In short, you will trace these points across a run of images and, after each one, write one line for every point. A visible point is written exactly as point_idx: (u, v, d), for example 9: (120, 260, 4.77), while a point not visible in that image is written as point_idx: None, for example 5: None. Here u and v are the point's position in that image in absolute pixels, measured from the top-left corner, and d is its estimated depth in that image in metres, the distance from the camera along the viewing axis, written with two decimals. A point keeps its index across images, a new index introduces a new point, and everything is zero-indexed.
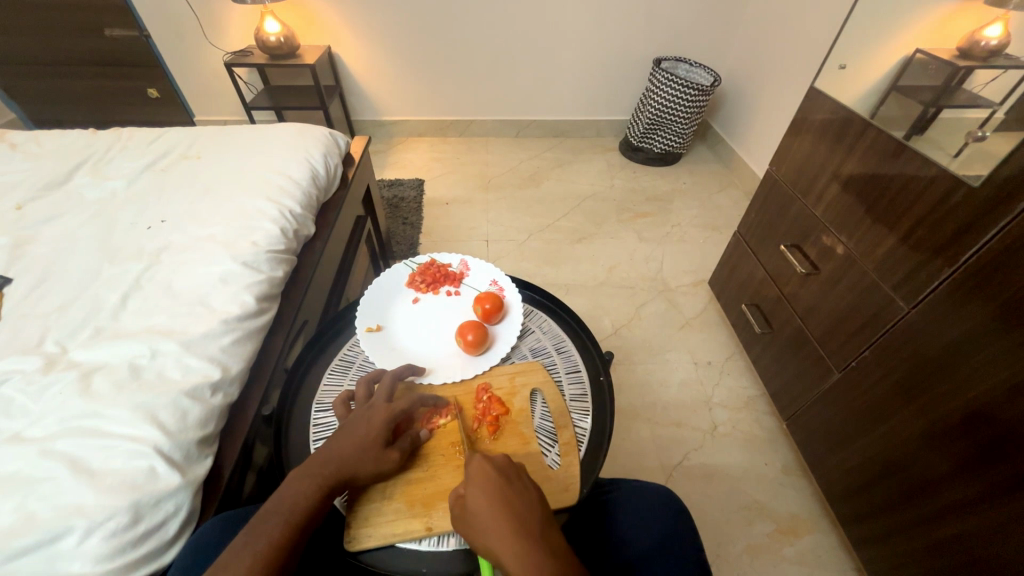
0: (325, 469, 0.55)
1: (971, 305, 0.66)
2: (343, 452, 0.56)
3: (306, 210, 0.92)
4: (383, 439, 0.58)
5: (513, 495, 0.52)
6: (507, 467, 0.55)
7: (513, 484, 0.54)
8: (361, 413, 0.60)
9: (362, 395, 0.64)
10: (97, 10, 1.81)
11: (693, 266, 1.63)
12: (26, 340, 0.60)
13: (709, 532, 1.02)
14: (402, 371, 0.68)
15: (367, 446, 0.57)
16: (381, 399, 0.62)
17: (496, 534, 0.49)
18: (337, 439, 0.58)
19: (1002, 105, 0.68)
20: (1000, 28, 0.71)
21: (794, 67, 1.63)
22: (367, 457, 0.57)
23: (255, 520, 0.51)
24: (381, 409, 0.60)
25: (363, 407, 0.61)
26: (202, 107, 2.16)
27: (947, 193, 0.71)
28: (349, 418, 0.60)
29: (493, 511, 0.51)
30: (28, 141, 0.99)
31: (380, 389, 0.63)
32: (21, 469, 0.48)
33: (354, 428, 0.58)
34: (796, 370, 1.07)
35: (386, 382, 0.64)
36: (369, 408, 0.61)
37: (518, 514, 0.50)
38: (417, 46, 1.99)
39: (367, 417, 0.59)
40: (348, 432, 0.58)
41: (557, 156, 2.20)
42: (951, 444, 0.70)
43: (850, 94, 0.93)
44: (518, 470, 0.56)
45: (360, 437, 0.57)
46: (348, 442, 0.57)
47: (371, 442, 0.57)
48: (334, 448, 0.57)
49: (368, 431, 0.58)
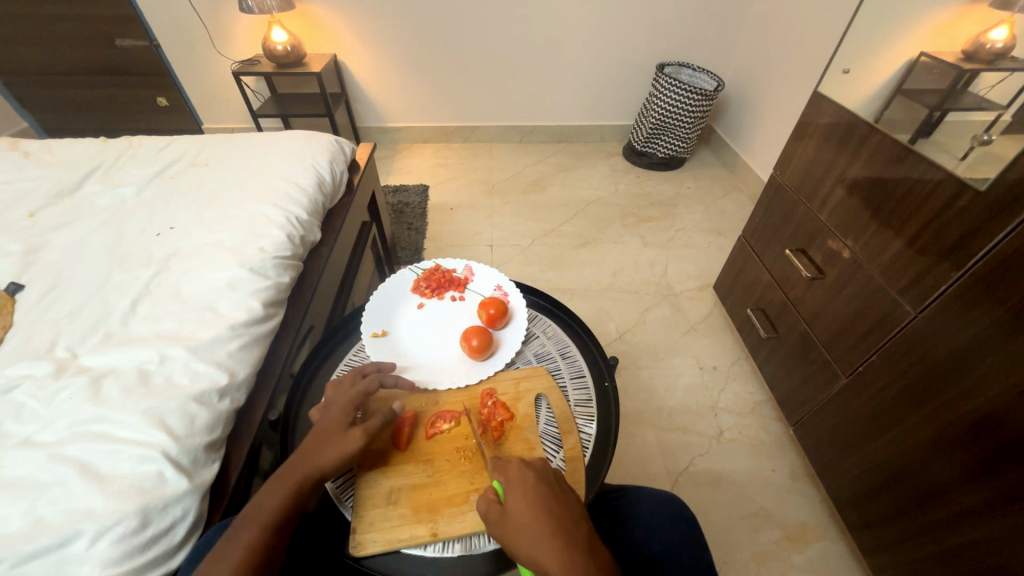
0: (293, 468, 0.56)
1: (979, 309, 0.66)
2: (305, 447, 0.57)
3: (313, 216, 0.93)
4: (342, 426, 0.59)
5: (556, 501, 0.53)
6: (548, 475, 0.56)
7: (555, 491, 0.54)
8: (323, 409, 0.62)
9: (329, 392, 0.65)
10: (108, 20, 1.84)
11: (697, 271, 1.63)
12: (37, 345, 0.61)
13: (716, 538, 1.01)
14: (366, 365, 0.69)
15: (326, 436, 0.58)
16: (337, 391, 0.64)
17: (536, 535, 0.49)
18: (302, 437, 0.59)
19: (1007, 108, 0.68)
20: (1005, 31, 0.71)
21: (798, 71, 1.63)
22: (327, 445, 0.57)
23: (233, 525, 0.52)
24: (336, 401, 0.62)
25: (328, 404, 0.62)
26: (209, 115, 2.19)
27: (953, 197, 0.70)
28: (314, 417, 0.62)
29: (534, 514, 0.51)
30: (40, 150, 1.01)
31: (338, 382, 0.65)
32: (31, 474, 0.49)
33: (317, 425, 0.60)
34: (802, 374, 1.07)
35: (346, 375, 0.66)
36: (329, 402, 0.62)
37: (557, 518, 0.51)
38: (422, 53, 2.01)
39: (326, 412, 0.61)
40: (311, 430, 0.60)
41: (561, 161, 2.21)
42: (961, 451, 0.69)
43: (855, 97, 0.93)
44: (556, 478, 0.56)
45: (320, 431, 0.59)
46: (310, 437, 0.58)
47: (333, 434, 0.58)
48: (299, 446, 0.58)
49: (327, 424, 0.59)
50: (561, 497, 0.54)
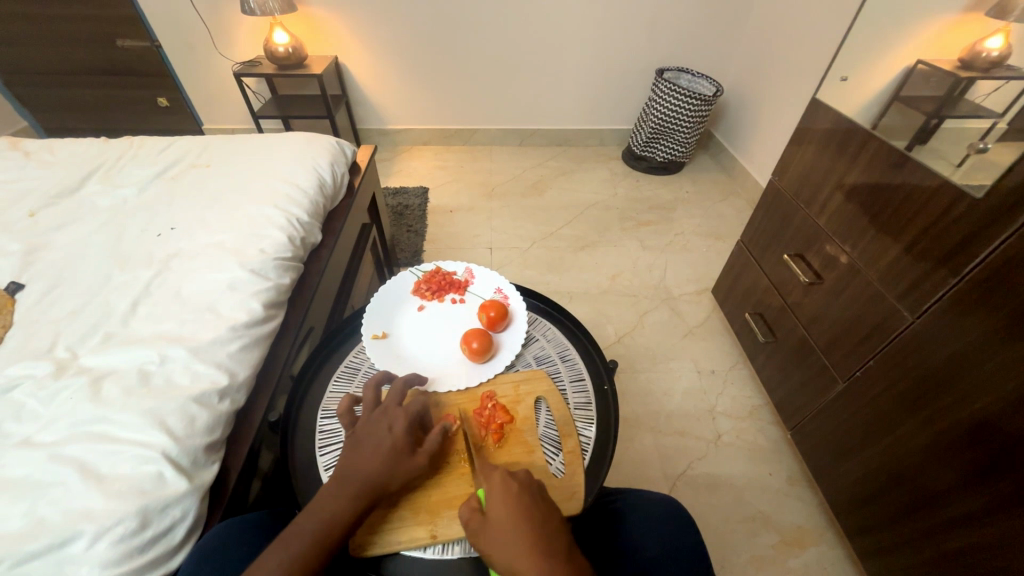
0: (350, 480, 0.55)
1: (976, 316, 0.67)
2: (370, 464, 0.56)
3: (314, 218, 0.93)
4: (409, 445, 0.59)
5: (535, 509, 0.53)
6: (530, 484, 0.56)
7: (537, 500, 0.54)
8: (378, 419, 0.61)
9: (371, 400, 0.64)
10: (110, 21, 1.85)
11: (695, 274, 1.63)
12: (37, 345, 0.61)
13: (714, 542, 1.01)
14: (410, 377, 0.68)
15: (394, 454, 0.57)
16: (394, 405, 0.63)
17: (517, 546, 0.50)
18: (362, 450, 0.57)
19: (1002, 116, 0.69)
20: (1001, 40, 0.73)
21: (796, 77, 1.65)
22: (394, 466, 0.57)
23: (287, 537, 0.51)
24: (398, 415, 0.61)
25: (376, 414, 0.61)
26: (210, 116, 2.20)
27: (949, 205, 0.71)
28: (364, 425, 0.60)
29: (515, 524, 0.51)
30: (41, 149, 1.01)
31: (392, 395, 0.64)
32: (29, 475, 0.49)
33: (377, 438, 0.58)
34: (800, 378, 1.07)
35: (397, 387, 0.65)
36: (385, 414, 0.61)
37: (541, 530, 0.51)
38: (423, 56, 2.02)
39: (387, 424, 0.60)
40: (371, 443, 0.58)
41: (560, 165, 2.21)
42: (958, 455, 0.69)
43: (852, 105, 0.94)
44: (540, 489, 0.56)
45: (387, 446, 0.58)
46: (375, 453, 0.57)
47: (398, 451, 0.58)
48: (361, 461, 0.56)
49: (392, 439, 0.58)
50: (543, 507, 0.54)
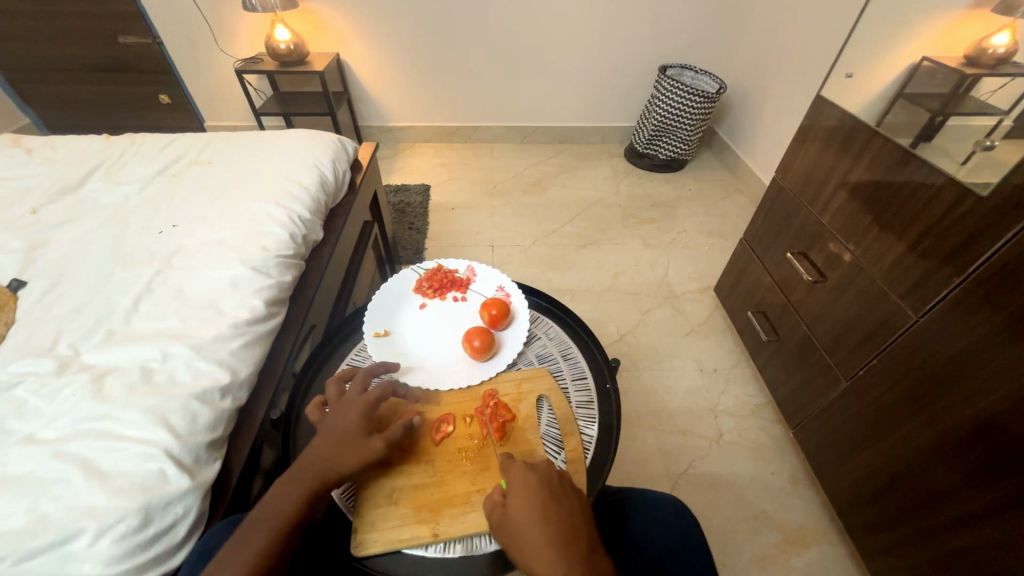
0: (303, 468, 0.56)
1: (980, 315, 0.66)
2: (322, 452, 0.57)
3: (315, 216, 0.93)
4: (363, 430, 0.59)
5: (554, 502, 0.53)
6: (551, 477, 0.56)
7: (556, 493, 0.54)
8: (335, 409, 0.61)
9: (336, 391, 0.64)
10: (112, 18, 1.85)
11: (698, 273, 1.63)
12: (40, 342, 0.61)
13: (715, 540, 1.01)
14: (375, 367, 0.68)
15: (345, 441, 0.58)
16: (354, 393, 0.63)
17: (534, 537, 0.50)
18: (316, 440, 0.58)
19: (1008, 114, 0.68)
20: (1007, 36, 0.71)
21: (800, 74, 1.64)
22: (347, 452, 0.57)
23: (243, 526, 0.52)
24: (353, 402, 0.61)
25: (336, 403, 0.62)
26: (212, 113, 2.19)
27: (953, 203, 0.71)
28: (325, 416, 0.61)
29: (534, 516, 0.52)
30: (43, 146, 1.01)
31: (353, 383, 0.64)
32: (33, 471, 0.49)
33: (333, 427, 0.59)
34: (802, 377, 1.07)
35: (359, 375, 0.65)
36: (343, 403, 0.62)
37: (558, 521, 0.51)
38: (425, 53, 2.01)
39: (342, 413, 0.60)
40: (324, 432, 0.59)
41: (562, 162, 2.21)
42: (962, 455, 0.69)
43: (857, 102, 0.93)
44: (560, 479, 0.56)
45: (338, 433, 0.58)
46: (326, 441, 0.58)
47: (350, 436, 0.58)
48: (315, 450, 0.57)
49: (344, 426, 0.59)
50: (563, 499, 0.54)
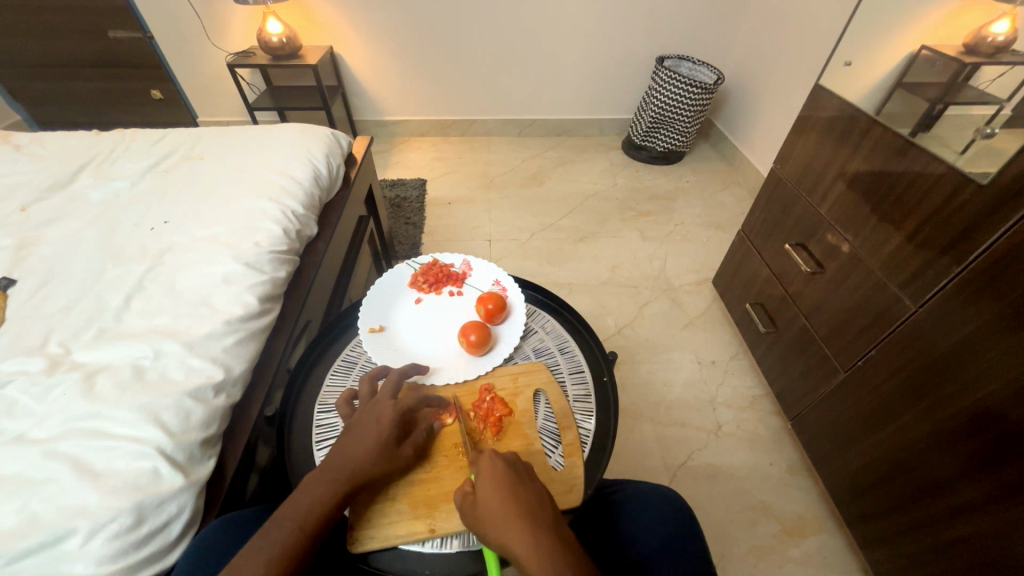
0: (332, 468, 0.55)
1: (979, 305, 0.66)
2: (355, 454, 0.56)
3: (309, 210, 0.92)
4: (395, 437, 0.58)
5: (521, 486, 0.52)
6: (516, 463, 0.55)
7: (522, 479, 0.53)
8: (368, 411, 0.60)
9: (367, 393, 0.64)
10: (101, 11, 1.82)
11: (696, 265, 1.62)
12: (30, 341, 0.60)
13: (714, 532, 1.01)
14: (407, 369, 0.68)
15: (378, 445, 0.57)
16: (386, 396, 0.62)
17: (503, 523, 0.49)
18: (349, 441, 0.57)
19: (1007, 102, 0.67)
20: (1006, 24, 0.70)
21: (798, 64, 1.62)
22: (379, 457, 0.56)
23: (268, 526, 0.50)
24: (388, 405, 0.60)
25: (368, 405, 0.61)
26: (205, 108, 2.17)
27: (953, 192, 0.70)
28: (356, 416, 0.60)
29: (502, 504, 0.50)
30: (32, 143, 0.99)
31: (385, 386, 0.63)
32: (24, 471, 0.48)
33: (364, 428, 0.58)
34: (801, 368, 1.06)
35: (392, 378, 0.65)
36: (376, 406, 0.61)
37: (525, 505, 0.50)
38: (419, 45, 1.99)
39: (376, 415, 0.59)
40: (357, 434, 0.57)
41: (559, 155, 2.19)
42: (961, 445, 0.69)
43: (856, 91, 0.92)
44: (525, 466, 0.56)
45: (372, 436, 0.57)
46: (359, 444, 0.57)
47: (384, 442, 0.57)
48: (347, 451, 0.56)
49: (379, 430, 0.58)
50: (530, 485, 0.53)
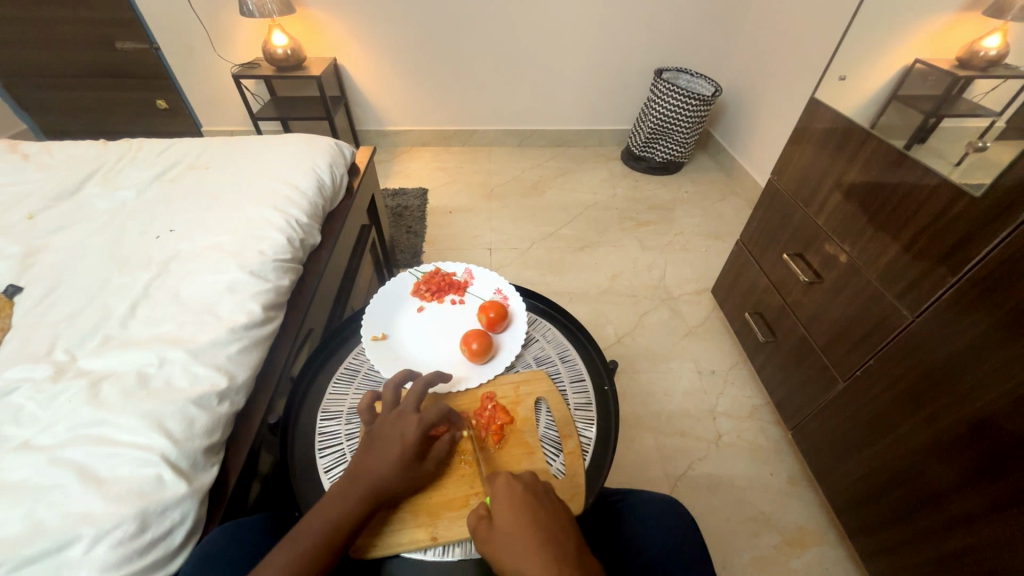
0: (357, 482, 0.55)
1: (975, 314, 0.67)
2: (379, 468, 0.56)
3: (313, 220, 0.93)
4: (418, 452, 0.58)
5: (544, 511, 0.53)
6: (536, 485, 0.56)
7: (540, 501, 0.54)
8: (392, 422, 0.60)
9: (391, 400, 0.63)
10: (109, 23, 1.85)
11: (695, 275, 1.63)
12: (36, 348, 0.61)
13: (715, 543, 1.01)
14: (432, 379, 0.67)
15: (403, 461, 0.57)
16: (410, 408, 0.61)
17: (526, 548, 0.49)
18: (373, 453, 0.57)
19: (1001, 115, 0.69)
20: (998, 39, 0.72)
21: (794, 77, 1.65)
22: (403, 472, 0.57)
23: (292, 536, 0.51)
24: (412, 419, 0.59)
25: (392, 415, 0.61)
26: (209, 118, 2.20)
27: (948, 203, 0.71)
28: (378, 426, 0.60)
29: (520, 524, 0.51)
30: (40, 151, 1.01)
31: (410, 395, 0.63)
32: (29, 477, 0.49)
33: (389, 441, 0.58)
34: (801, 377, 1.07)
35: (416, 387, 0.64)
36: (400, 418, 0.60)
37: (548, 530, 0.51)
38: (422, 57, 2.02)
39: (400, 429, 0.58)
40: (382, 448, 0.57)
41: (559, 165, 2.21)
42: (958, 454, 0.69)
43: (851, 104, 0.94)
44: (546, 489, 0.56)
45: (398, 451, 0.57)
46: (383, 458, 0.56)
47: (409, 457, 0.57)
48: (371, 465, 0.56)
49: (404, 444, 0.57)
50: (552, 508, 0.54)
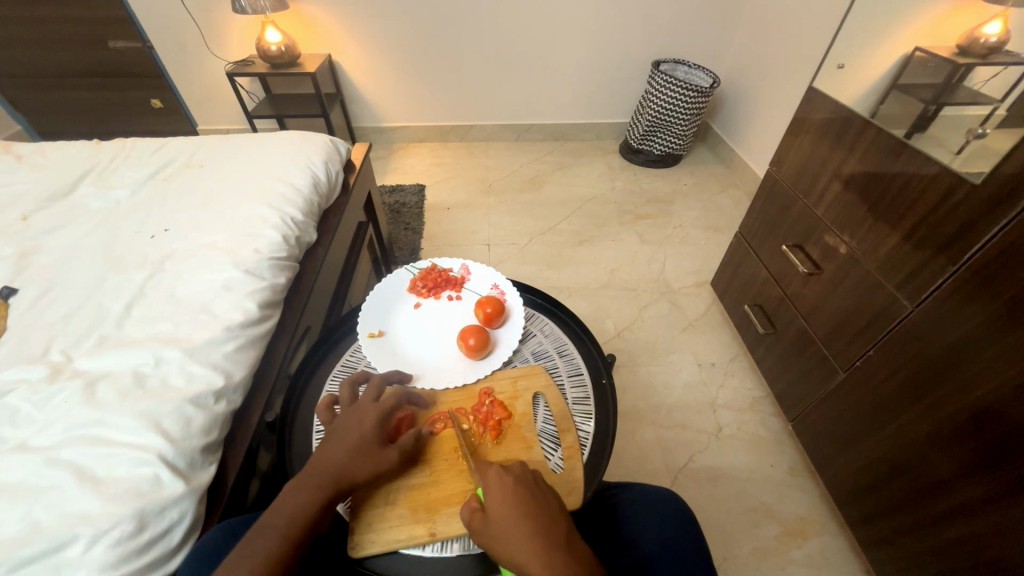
0: (313, 474, 0.55)
1: (976, 303, 0.66)
2: (337, 459, 0.56)
3: (308, 217, 0.92)
4: (378, 439, 0.58)
5: (536, 498, 0.53)
6: (527, 476, 0.55)
7: (535, 492, 0.54)
8: (350, 415, 0.60)
9: (348, 397, 0.63)
10: (102, 22, 1.84)
11: (694, 267, 1.63)
12: (32, 349, 0.61)
13: (717, 534, 1.01)
14: (389, 376, 0.68)
15: (360, 449, 0.57)
16: (369, 400, 0.62)
17: (519, 538, 0.49)
18: (331, 445, 0.57)
19: (1002, 102, 0.68)
20: (999, 25, 0.71)
21: (793, 66, 1.64)
22: (362, 460, 0.56)
23: (251, 534, 0.50)
24: (370, 408, 0.60)
25: (350, 409, 0.61)
26: (205, 116, 2.19)
27: (948, 192, 0.70)
28: (337, 421, 0.60)
29: (517, 516, 0.51)
30: (33, 152, 1.00)
31: (368, 390, 0.64)
32: (25, 479, 0.48)
33: (346, 433, 0.58)
34: (801, 369, 1.06)
35: (373, 383, 0.65)
36: (358, 409, 0.61)
37: (540, 516, 0.51)
38: (418, 52, 2.00)
39: (358, 418, 0.59)
40: (340, 438, 0.57)
41: (557, 159, 2.20)
42: (958, 444, 0.69)
43: (851, 93, 0.93)
44: (535, 477, 0.56)
45: (354, 440, 0.57)
46: (341, 448, 0.57)
47: (368, 445, 0.57)
48: (329, 456, 0.56)
49: (359, 434, 0.57)
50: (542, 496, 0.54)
